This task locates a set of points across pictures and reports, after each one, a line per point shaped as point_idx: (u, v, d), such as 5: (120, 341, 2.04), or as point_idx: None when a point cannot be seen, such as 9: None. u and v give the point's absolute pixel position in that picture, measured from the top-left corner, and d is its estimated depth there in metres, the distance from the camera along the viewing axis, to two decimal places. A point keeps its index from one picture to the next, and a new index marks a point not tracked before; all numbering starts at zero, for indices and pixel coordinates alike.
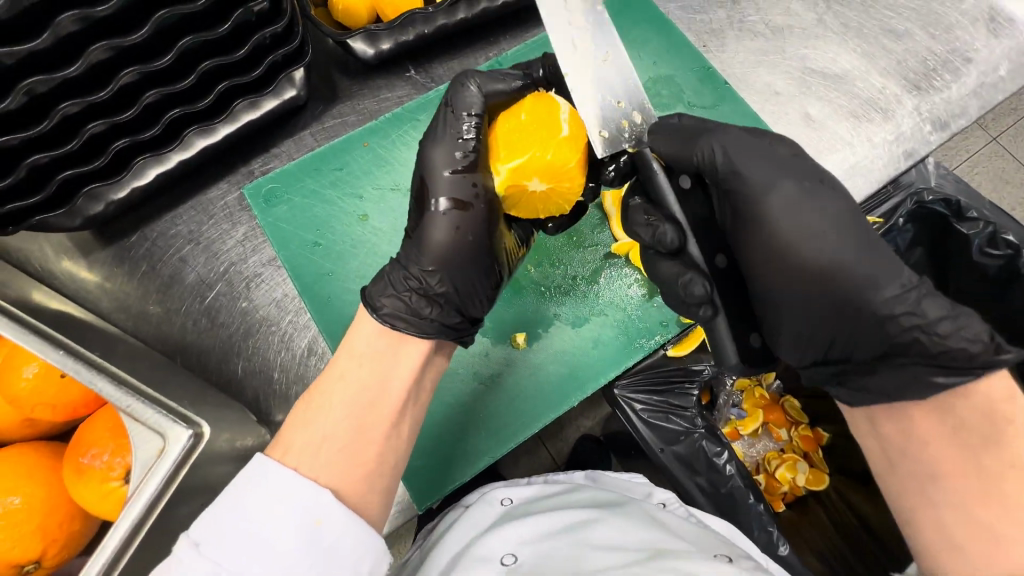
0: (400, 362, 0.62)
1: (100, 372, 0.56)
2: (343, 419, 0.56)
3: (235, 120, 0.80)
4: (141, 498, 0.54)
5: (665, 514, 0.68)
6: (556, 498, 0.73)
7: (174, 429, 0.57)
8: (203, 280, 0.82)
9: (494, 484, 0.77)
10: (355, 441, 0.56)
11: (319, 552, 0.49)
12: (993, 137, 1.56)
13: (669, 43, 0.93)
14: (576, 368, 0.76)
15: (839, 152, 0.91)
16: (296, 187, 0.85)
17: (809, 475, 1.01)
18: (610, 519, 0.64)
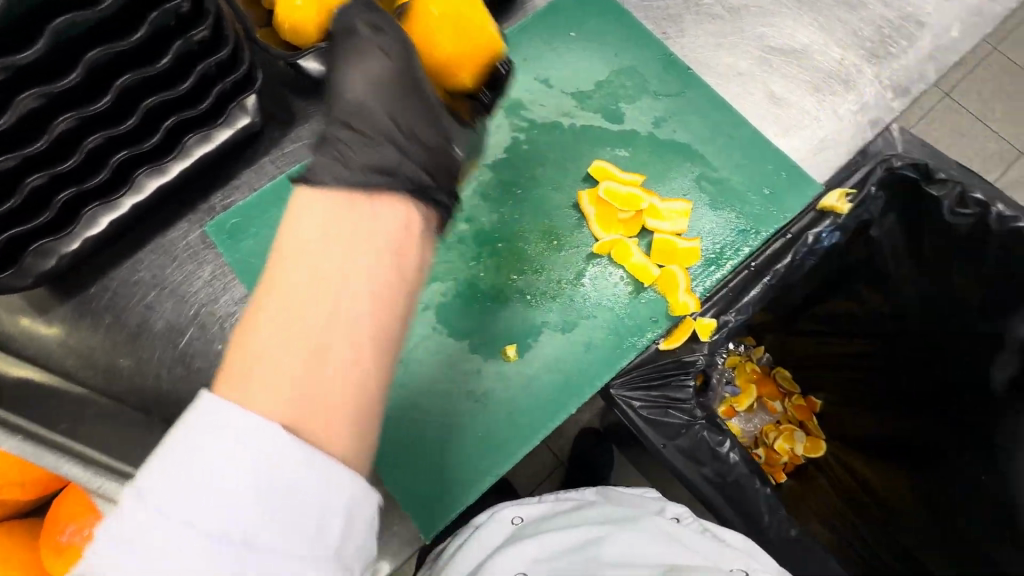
0: (371, 228, 0.47)
1: None
2: (308, 321, 0.43)
3: (189, 156, 0.75)
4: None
5: (675, 526, 0.72)
6: (566, 515, 0.77)
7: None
8: (174, 326, 0.78)
9: (503, 504, 0.82)
10: (313, 331, 0.43)
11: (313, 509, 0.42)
12: (947, 93, 1.60)
13: (627, 35, 0.91)
14: (571, 374, 0.74)
15: (805, 128, 0.91)
16: (261, 219, 0.82)
17: (807, 443, 1.17)
18: (621, 532, 0.70)
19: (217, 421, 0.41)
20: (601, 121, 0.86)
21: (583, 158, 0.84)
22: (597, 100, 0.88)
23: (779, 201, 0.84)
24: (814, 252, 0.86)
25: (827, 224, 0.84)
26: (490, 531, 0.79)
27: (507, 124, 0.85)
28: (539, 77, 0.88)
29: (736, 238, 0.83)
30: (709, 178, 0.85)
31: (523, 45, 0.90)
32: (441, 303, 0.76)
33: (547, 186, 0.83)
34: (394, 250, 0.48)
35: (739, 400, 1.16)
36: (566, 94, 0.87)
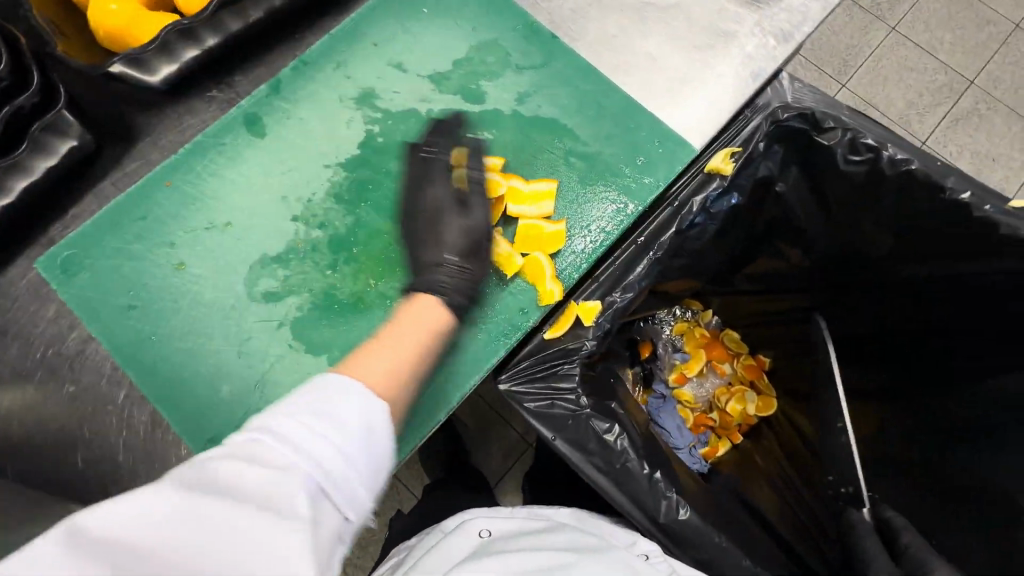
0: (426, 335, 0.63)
1: None
2: (382, 366, 0.56)
3: (8, 192, 0.71)
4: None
5: (642, 564, 0.68)
6: (534, 534, 0.70)
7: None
8: (19, 373, 0.72)
9: (476, 512, 0.75)
10: (401, 365, 0.57)
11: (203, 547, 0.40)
12: (893, 28, 1.53)
13: (486, 5, 0.85)
14: (439, 379, 0.71)
15: (688, 86, 0.85)
16: (97, 249, 0.73)
17: (758, 402, 1.10)
18: (584, 563, 0.64)
19: (271, 504, 0.39)
20: (461, 103, 0.81)
21: (442, 145, 0.79)
22: (456, 81, 0.82)
23: (650, 171, 0.80)
24: (709, 217, 0.85)
25: (713, 188, 0.82)
26: (455, 543, 0.72)
27: (360, 117, 0.80)
28: (392, 62, 0.82)
29: (611, 215, 0.78)
30: (578, 153, 0.79)
31: (372, 28, 0.83)
32: (298, 318, 0.72)
33: (405, 180, 0.77)
34: (431, 325, 0.64)
35: (689, 366, 1.09)
36: (422, 78, 0.82)
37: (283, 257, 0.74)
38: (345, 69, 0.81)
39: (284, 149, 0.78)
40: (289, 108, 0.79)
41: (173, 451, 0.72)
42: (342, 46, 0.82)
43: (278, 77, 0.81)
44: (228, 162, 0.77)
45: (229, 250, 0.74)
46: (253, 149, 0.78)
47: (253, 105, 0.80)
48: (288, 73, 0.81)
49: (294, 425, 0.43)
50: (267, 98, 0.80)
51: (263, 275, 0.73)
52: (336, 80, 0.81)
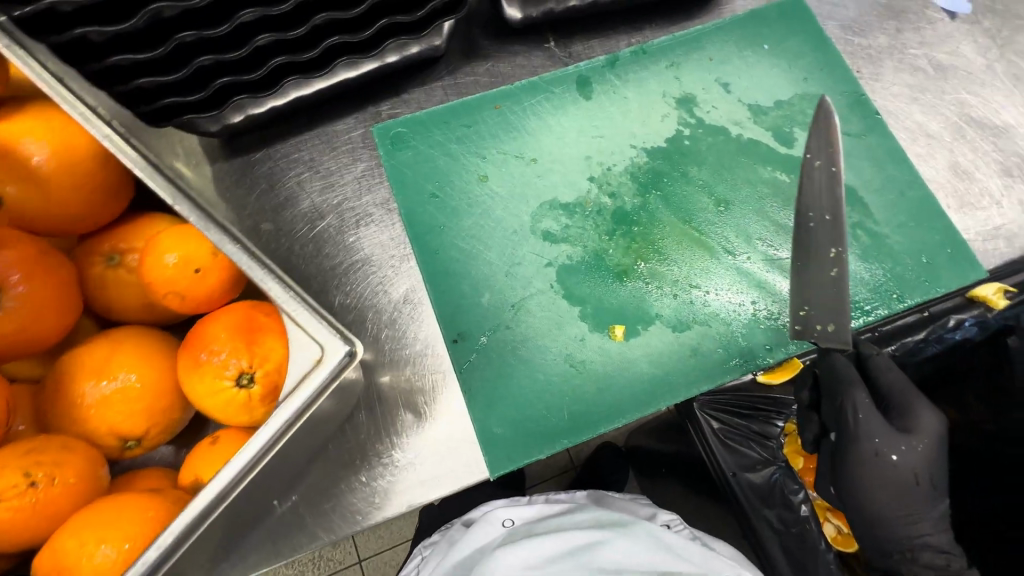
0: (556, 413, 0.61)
1: (270, 272, 0.57)
2: None
3: (380, 60, 0.81)
4: (299, 396, 0.56)
5: (668, 534, 0.80)
6: (558, 518, 0.84)
7: (334, 342, 0.58)
8: (316, 210, 0.84)
9: (496, 506, 0.87)
10: None
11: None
12: None
13: (823, 62, 0.89)
14: (667, 373, 0.73)
15: (984, 210, 0.84)
16: (424, 136, 0.83)
17: (837, 534, 0.89)
18: (616, 539, 0.78)
19: None
20: (770, 140, 0.84)
21: (740, 170, 0.83)
22: (772, 118, 0.85)
23: (933, 274, 0.79)
24: (940, 341, 0.85)
25: (971, 313, 0.83)
26: (482, 532, 0.84)
27: (675, 115, 0.85)
28: (721, 79, 0.87)
29: (877, 297, 0.77)
30: (866, 230, 0.80)
31: (712, 44, 0.89)
32: (565, 264, 0.77)
33: (696, 186, 0.82)
34: None
35: None
36: (742, 104, 0.86)
37: (569, 207, 0.80)
38: (677, 70, 0.87)
39: (602, 117, 0.85)
40: (617, 85, 0.86)
41: (410, 329, 0.79)
42: (681, 49, 0.88)
43: (617, 54, 0.88)
44: (552, 108, 0.85)
45: (526, 181, 0.81)
46: (576, 105, 0.85)
47: (587, 69, 0.87)
48: (628, 55, 0.88)
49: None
50: (601, 68, 0.87)
51: (548, 216, 0.79)
52: (665, 77, 0.87)
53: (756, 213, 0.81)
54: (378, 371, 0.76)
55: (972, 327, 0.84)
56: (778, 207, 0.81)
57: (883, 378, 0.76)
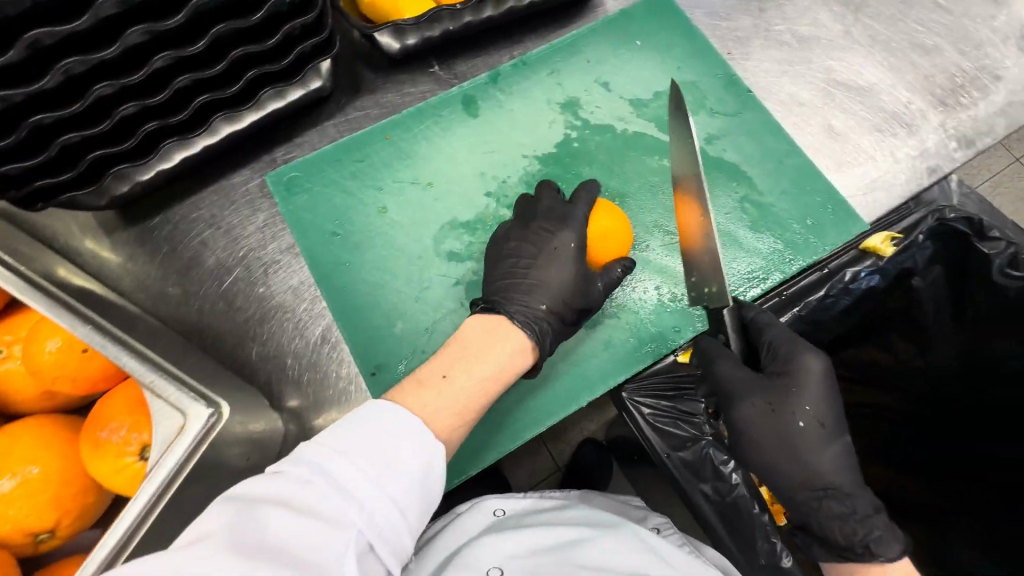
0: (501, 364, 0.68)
1: (126, 347, 0.57)
2: (476, 381, 0.64)
3: (262, 109, 0.80)
4: (161, 470, 0.54)
5: (656, 538, 0.77)
6: (549, 513, 0.82)
7: (195, 407, 0.57)
8: (222, 264, 0.83)
9: (488, 495, 0.85)
10: (463, 408, 0.63)
11: (421, 492, 0.55)
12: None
13: (693, 50, 0.93)
14: (586, 369, 0.79)
15: (860, 166, 0.89)
16: (317, 176, 0.86)
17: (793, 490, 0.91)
18: (602, 538, 0.74)
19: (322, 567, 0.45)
20: (654, 130, 0.88)
21: (629, 163, 0.86)
22: (653, 109, 0.89)
23: (820, 233, 0.86)
24: (849, 292, 0.85)
25: (865, 265, 0.83)
26: (471, 520, 0.82)
27: (561, 120, 0.88)
28: (600, 79, 0.90)
29: (771, 264, 0.84)
30: (753, 201, 0.86)
31: (588, 47, 0.92)
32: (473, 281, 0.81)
33: None
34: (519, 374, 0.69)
35: None
36: (623, 100, 0.89)
37: (470, 225, 0.83)
38: (558, 76, 0.90)
39: (492, 133, 0.88)
40: (502, 100, 0.89)
41: (333, 368, 0.80)
42: (559, 56, 0.92)
43: (498, 70, 0.90)
44: (442, 132, 0.88)
45: (425, 206, 0.84)
46: (465, 125, 0.88)
47: (472, 88, 0.90)
48: (508, 69, 0.90)
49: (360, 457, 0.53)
50: (485, 85, 0.90)
51: (451, 236, 0.83)
52: (547, 84, 0.90)
53: (650, 203, 0.85)
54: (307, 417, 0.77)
55: (870, 277, 0.84)
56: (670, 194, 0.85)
57: (738, 366, 0.73)
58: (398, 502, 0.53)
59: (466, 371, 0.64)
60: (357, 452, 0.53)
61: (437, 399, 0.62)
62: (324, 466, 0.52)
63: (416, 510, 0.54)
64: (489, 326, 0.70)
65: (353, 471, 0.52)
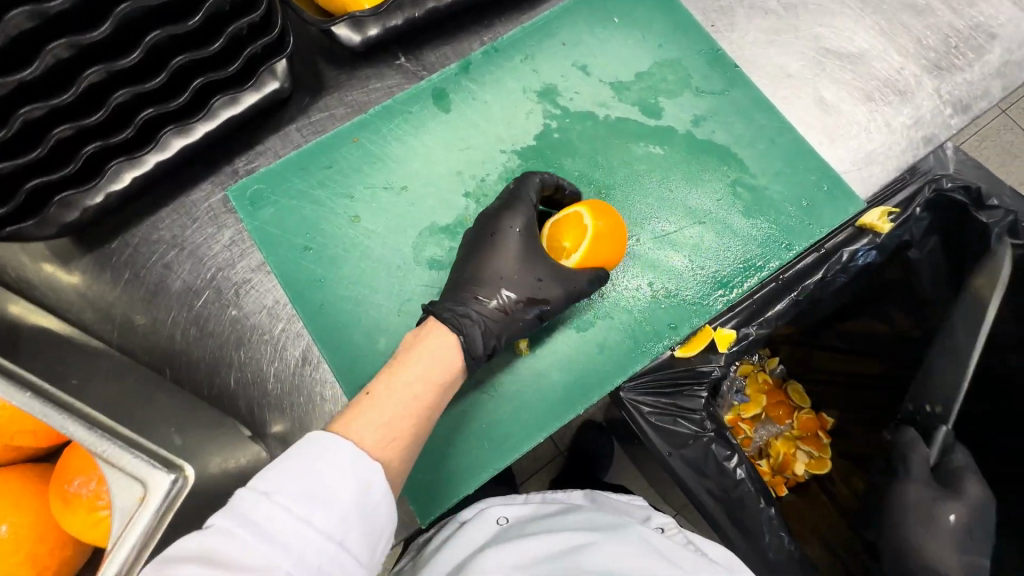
0: (436, 377, 0.64)
1: (70, 413, 0.51)
2: (409, 399, 0.61)
3: (215, 118, 0.74)
4: (121, 549, 0.49)
5: (662, 540, 0.75)
6: (550, 519, 0.80)
7: (155, 474, 0.52)
8: (189, 288, 0.78)
9: (490, 502, 0.84)
10: (407, 417, 0.60)
11: (364, 517, 0.52)
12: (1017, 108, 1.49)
13: (676, 24, 0.87)
14: (580, 374, 0.76)
15: (853, 139, 0.85)
16: (284, 188, 0.81)
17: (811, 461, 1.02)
18: (606, 541, 0.71)
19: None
20: (638, 114, 0.83)
21: (614, 151, 0.82)
22: (636, 92, 0.84)
23: (815, 216, 0.82)
24: (846, 271, 0.83)
25: (863, 242, 0.82)
26: (476, 529, 0.81)
27: (539, 110, 0.83)
28: (578, 63, 0.85)
29: (767, 251, 0.80)
30: (745, 184, 0.82)
31: (563, 28, 0.86)
32: None
33: (573, 178, 0.81)
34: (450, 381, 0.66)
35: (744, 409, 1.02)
36: (604, 83, 0.84)
37: (450, 229, 0.80)
38: (532, 62, 0.84)
39: (466, 128, 0.82)
40: (474, 91, 0.83)
41: (317, 389, 0.76)
42: (533, 40, 0.86)
43: (469, 58, 0.84)
44: (413, 130, 0.82)
45: (400, 213, 0.80)
46: (438, 122, 0.83)
47: (441, 81, 0.84)
48: (479, 57, 0.84)
49: (286, 497, 0.49)
50: (455, 76, 0.84)
51: (431, 243, 0.79)
52: (522, 72, 0.84)
53: (637, 193, 0.81)
54: (293, 442, 0.74)
55: (869, 253, 0.83)
56: (658, 182, 0.81)
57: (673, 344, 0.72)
58: (335, 535, 0.49)
59: (393, 383, 0.61)
60: (288, 490, 0.49)
61: (370, 417, 0.58)
62: (248, 513, 0.48)
63: (362, 536, 0.51)
64: (417, 334, 0.68)
65: (281, 514, 0.48)
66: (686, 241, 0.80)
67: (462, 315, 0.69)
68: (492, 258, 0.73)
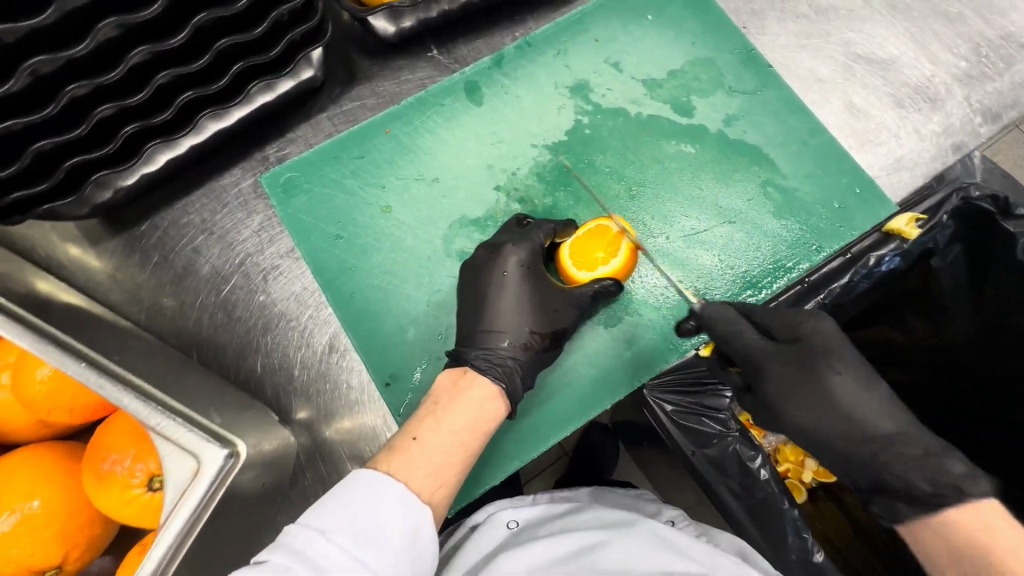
0: (481, 423, 0.63)
1: (129, 389, 0.52)
2: (453, 446, 0.59)
3: (251, 104, 0.75)
4: (173, 523, 0.50)
5: (673, 532, 0.74)
6: (562, 519, 0.80)
7: (210, 448, 0.54)
8: (218, 273, 0.78)
9: (500, 506, 0.83)
10: (449, 466, 0.58)
11: (413, 560, 0.51)
12: None
13: (709, 24, 0.87)
14: (606, 370, 0.77)
15: (882, 144, 0.85)
16: (315, 174, 0.81)
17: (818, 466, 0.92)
18: (618, 540, 0.71)
19: None
20: (670, 113, 0.83)
21: (645, 149, 0.82)
22: (668, 91, 0.84)
23: (846, 218, 0.82)
24: (870, 278, 0.81)
25: (890, 248, 0.79)
26: (487, 535, 0.79)
27: (571, 106, 0.83)
28: (611, 60, 0.85)
29: (796, 252, 0.81)
30: (775, 185, 0.83)
31: (595, 24, 0.87)
32: None
33: (604, 174, 0.81)
34: (492, 424, 0.64)
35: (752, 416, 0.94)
36: (636, 81, 0.84)
37: (480, 221, 0.80)
38: (565, 57, 0.85)
39: (497, 121, 0.83)
40: (507, 85, 0.84)
41: (343, 376, 0.76)
42: (566, 36, 0.86)
43: (502, 52, 0.85)
44: (446, 122, 0.83)
45: (432, 204, 0.80)
46: (470, 115, 0.83)
47: (475, 74, 0.84)
48: (512, 51, 0.85)
49: (341, 533, 0.49)
50: (488, 70, 0.84)
51: (460, 235, 0.80)
52: (555, 67, 0.85)
53: (667, 190, 0.81)
54: (318, 429, 0.74)
55: (894, 260, 0.80)
56: (688, 181, 0.81)
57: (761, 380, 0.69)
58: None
59: (438, 430, 0.60)
60: (341, 530, 0.49)
61: (414, 464, 0.57)
62: (304, 550, 0.48)
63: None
64: (456, 379, 0.66)
65: (334, 551, 0.48)
66: (716, 240, 0.80)
67: (498, 366, 0.68)
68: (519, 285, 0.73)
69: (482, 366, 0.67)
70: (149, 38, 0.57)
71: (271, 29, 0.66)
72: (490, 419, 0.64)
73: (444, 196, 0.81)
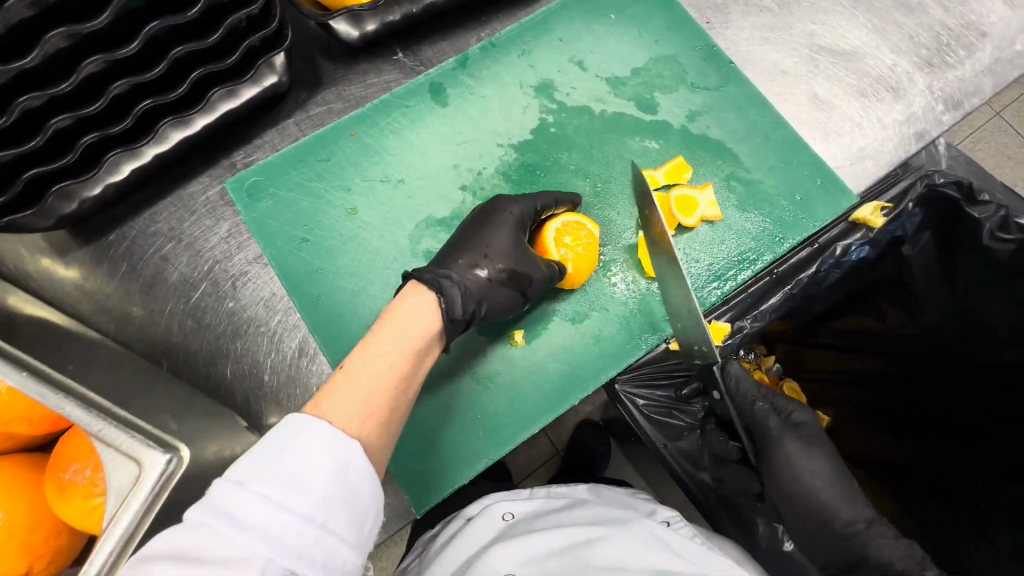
0: (411, 346, 0.61)
1: (69, 395, 0.54)
2: (380, 376, 0.58)
3: (213, 111, 0.74)
4: (116, 528, 0.51)
5: (667, 531, 0.74)
6: (558, 515, 0.79)
7: (151, 454, 0.53)
8: (187, 280, 0.78)
9: (496, 498, 0.83)
10: (376, 390, 0.57)
11: (346, 496, 0.49)
12: None
13: (671, 21, 0.88)
14: (575, 365, 0.77)
15: (847, 134, 0.86)
16: (281, 180, 0.82)
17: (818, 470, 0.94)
18: (614, 536, 0.71)
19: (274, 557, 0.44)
20: (634, 109, 0.84)
21: (610, 146, 0.83)
22: (631, 88, 0.85)
23: (809, 209, 0.83)
24: (839, 266, 0.83)
25: (856, 237, 0.81)
26: (481, 527, 0.80)
27: (535, 104, 0.84)
28: (575, 58, 0.86)
29: (761, 244, 0.82)
30: (739, 179, 0.83)
31: (560, 24, 0.87)
32: None
33: (570, 172, 0.82)
34: (425, 343, 0.63)
35: None
36: (600, 79, 0.85)
37: (446, 222, 0.81)
38: (530, 57, 0.85)
39: (462, 122, 0.84)
40: (472, 86, 0.84)
41: (313, 380, 0.76)
42: (530, 36, 0.86)
43: (466, 53, 0.85)
44: (410, 124, 0.83)
45: (397, 205, 0.81)
46: (436, 117, 0.84)
47: (439, 76, 0.85)
48: (477, 52, 0.85)
49: (261, 483, 0.47)
50: (453, 71, 0.85)
51: (427, 235, 0.80)
52: (519, 67, 0.85)
53: (632, 187, 0.82)
54: None
55: (862, 249, 0.82)
56: None
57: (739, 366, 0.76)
58: (316, 517, 0.47)
59: (364, 360, 0.58)
60: (260, 478, 0.47)
61: (339, 394, 0.55)
62: (225, 505, 0.46)
63: (350, 516, 0.49)
64: (388, 303, 0.65)
65: (256, 502, 0.46)
66: (682, 235, 0.81)
67: (444, 278, 0.68)
68: (491, 271, 0.73)
69: (434, 284, 0.67)
70: (101, 48, 0.58)
71: (229, 36, 0.66)
72: (423, 342, 0.63)
73: (413, 197, 0.81)
